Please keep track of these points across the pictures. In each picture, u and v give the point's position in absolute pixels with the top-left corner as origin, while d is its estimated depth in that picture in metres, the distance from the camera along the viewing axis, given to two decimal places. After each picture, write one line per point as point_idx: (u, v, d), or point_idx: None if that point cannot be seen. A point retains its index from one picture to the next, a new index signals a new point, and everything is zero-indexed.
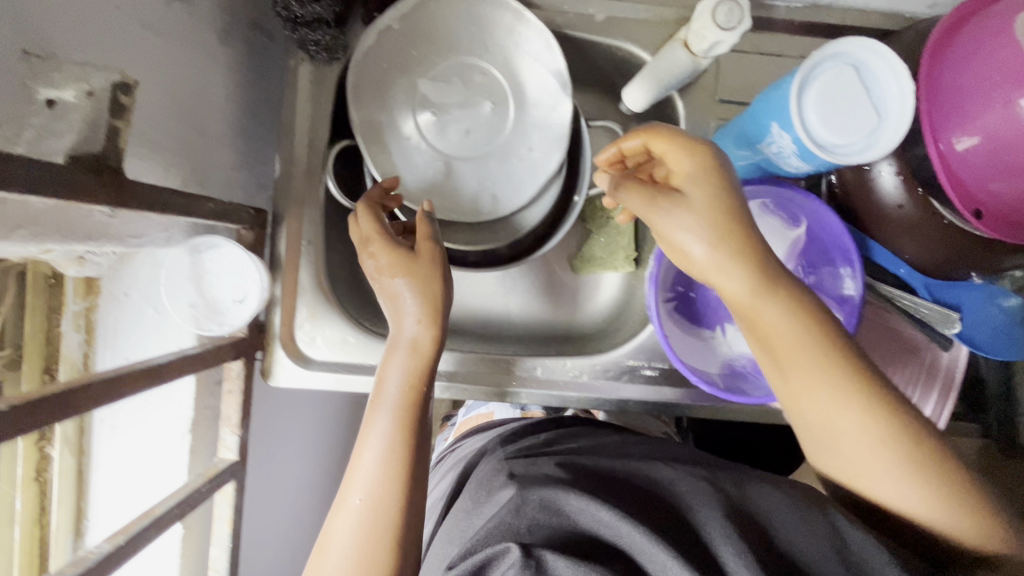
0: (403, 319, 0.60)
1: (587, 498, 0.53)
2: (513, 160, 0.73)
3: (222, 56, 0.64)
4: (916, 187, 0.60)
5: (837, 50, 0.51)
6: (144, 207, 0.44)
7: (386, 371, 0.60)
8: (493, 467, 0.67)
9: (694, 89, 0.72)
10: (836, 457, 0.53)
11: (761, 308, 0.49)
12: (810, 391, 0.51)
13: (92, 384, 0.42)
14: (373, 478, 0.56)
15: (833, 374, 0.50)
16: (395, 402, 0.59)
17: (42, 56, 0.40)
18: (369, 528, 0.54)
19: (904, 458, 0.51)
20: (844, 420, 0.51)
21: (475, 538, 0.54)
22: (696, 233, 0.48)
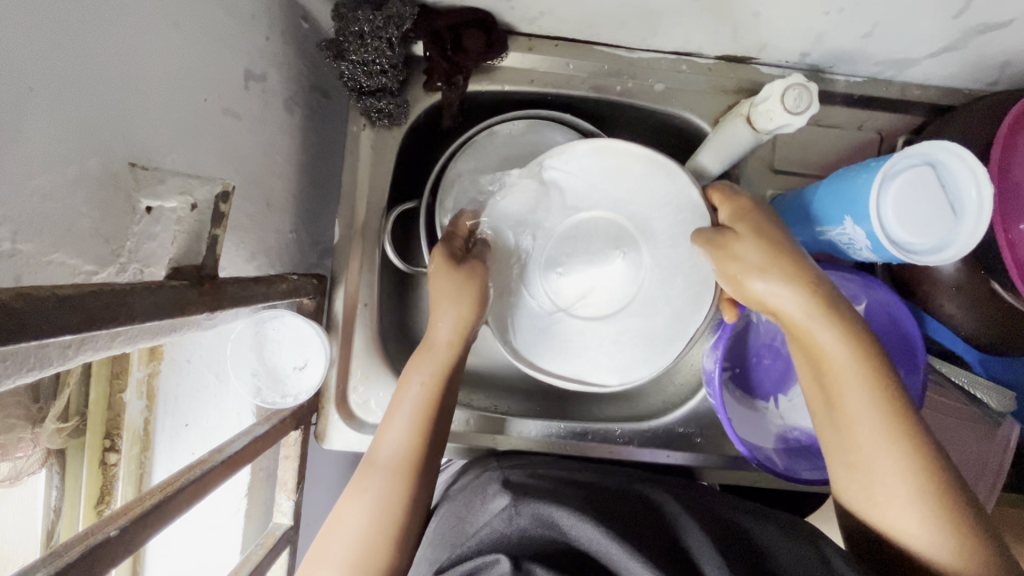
0: (435, 327, 0.61)
1: (581, 515, 0.51)
2: (655, 323, 0.63)
3: (288, 123, 0.65)
4: (980, 272, 0.60)
5: (918, 152, 0.52)
6: (232, 304, 0.44)
7: (400, 390, 0.59)
8: (488, 474, 0.63)
9: (751, 159, 0.72)
10: (882, 513, 0.49)
11: (839, 351, 0.50)
12: (862, 434, 0.49)
13: (184, 487, 0.42)
14: (366, 516, 0.53)
15: (889, 429, 0.49)
16: (390, 464, 0.56)
17: (146, 166, 0.40)
18: (370, 532, 0.53)
19: (937, 506, 0.47)
20: (899, 478, 0.48)
21: (466, 548, 0.51)
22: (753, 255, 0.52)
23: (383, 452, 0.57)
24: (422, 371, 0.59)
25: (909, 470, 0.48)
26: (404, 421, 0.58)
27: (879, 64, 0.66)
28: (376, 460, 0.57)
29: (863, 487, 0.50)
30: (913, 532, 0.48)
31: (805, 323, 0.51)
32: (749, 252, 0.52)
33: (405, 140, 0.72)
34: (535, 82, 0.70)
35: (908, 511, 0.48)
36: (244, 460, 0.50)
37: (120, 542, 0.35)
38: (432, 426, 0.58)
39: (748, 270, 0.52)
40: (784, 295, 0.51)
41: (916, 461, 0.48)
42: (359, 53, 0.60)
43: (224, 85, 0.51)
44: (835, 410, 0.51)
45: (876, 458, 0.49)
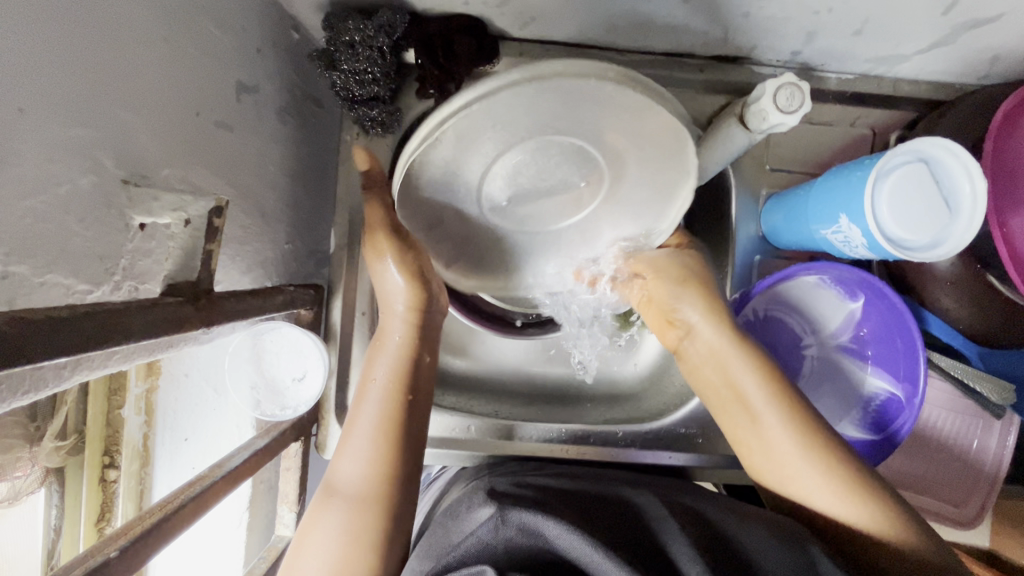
0: (393, 314, 0.63)
1: (567, 524, 0.49)
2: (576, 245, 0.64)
3: (281, 135, 0.64)
4: (973, 264, 0.61)
5: (911, 148, 0.51)
6: (228, 318, 0.44)
7: (360, 407, 0.59)
8: (474, 485, 0.62)
9: (744, 158, 0.72)
10: (793, 484, 0.56)
11: (727, 348, 0.60)
12: (760, 416, 0.57)
13: (184, 505, 0.41)
14: (335, 542, 0.51)
15: (777, 404, 0.57)
16: (355, 497, 0.54)
17: (139, 183, 0.40)
18: (348, 536, 0.52)
19: (853, 493, 0.53)
20: (795, 450, 0.55)
21: (451, 559, 0.50)
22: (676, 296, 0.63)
23: (342, 478, 0.55)
24: (379, 374, 0.60)
25: (803, 442, 0.55)
26: (364, 446, 0.56)
27: (870, 61, 0.66)
28: (336, 490, 0.55)
29: (786, 481, 0.56)
30: (820, 497, 0.54)
31: (721, 348, 0.60)
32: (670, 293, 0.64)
33: (399, 148, 0.72)
34: None
35: (824, 495, 0.54)
36: (245, 475, 0.50)
37: (120, 563, 0.34)
38: (402, 435, 0.57)
39: (686, 310, 0.63)
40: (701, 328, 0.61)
41: (821, 449, 0.54)
42: (350, 62, 0.61)
43: (217, 98, 0.50)
44: (734, 398, 0.59)
45: (786, 455, 0.56)
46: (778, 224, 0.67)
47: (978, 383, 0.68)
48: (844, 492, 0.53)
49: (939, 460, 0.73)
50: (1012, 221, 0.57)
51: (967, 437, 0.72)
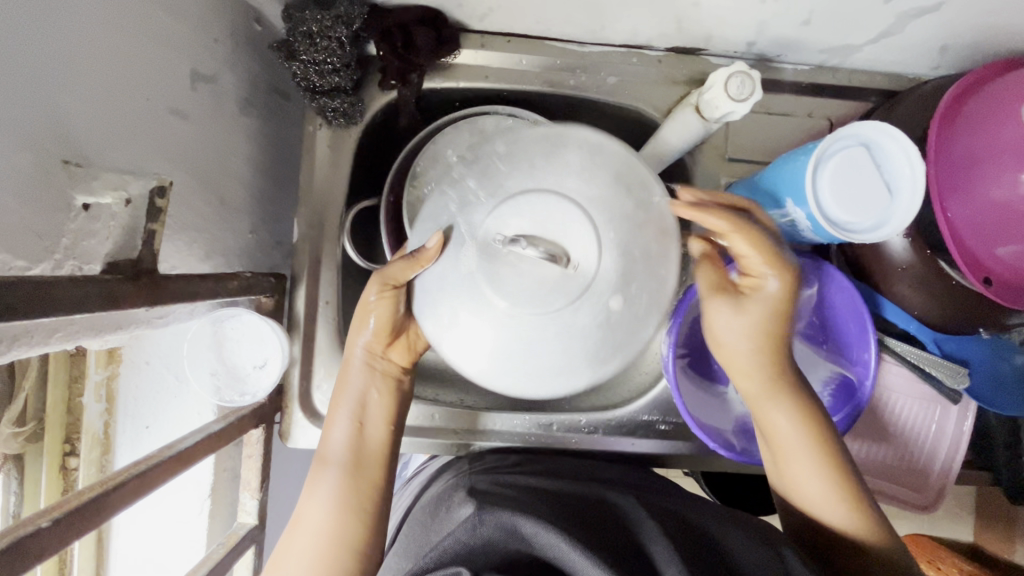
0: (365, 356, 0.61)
1: (543, 521, 0.51)
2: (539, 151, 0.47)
3: (243, 125, 0.65)
4: (925, 250, 0.62)
5: (854, 131, 0.53)
6: (175, 299, 0.45)
7: (336, 400, 0.61)
8: (454, 480, 0.64)
9: (704, 148, 0.73)
10: (792, 488, 0.58)
11: (755, 364, 0.57)
12: (774, 430, 0.58)
13: (125, 482, 0.42)
14: (326, 509, 0.56)
15: (795, 422, 0.57)
16: (342, 460, 0.58)
17: (80, 164, 0.41)
18: (330, 535, 0.55)
19: (848, 500, 0.56)
20: (804, 461, 0.57)
21: (429, 556, 0.51)
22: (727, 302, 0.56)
23: (332, 447, 0.59)
24: (346, 404, 0.60)
25: (813, 455, 0.56)
26: (348, 419, 0.60)
27: (824, 51, 0.68)
28: (328, 456, 0.59)
29: (785, 484, 0.59)
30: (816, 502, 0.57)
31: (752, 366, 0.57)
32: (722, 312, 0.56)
33: (363, 139, 0.72)
34: (489, 78, 0.71)
35: (828, 509, 0.56)
36: (195, 457, 0.50)
37: (51, 534, 0.35)
38: (368, 435, 0.60)
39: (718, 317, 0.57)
40: (734, 347, 0.57)
41: (837, 470, 0.56)
42: (309, 53, 0.61)
43: (168, 86, 0.51)
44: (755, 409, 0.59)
45: (804, 473, 0.57)
46: None
47: (931, 368, 0.69)
48: (847, 509, 0.56)
49: (900, 448, 0.75)
50: (954, 206, 0.58)
51: (925, 422, 0.74)
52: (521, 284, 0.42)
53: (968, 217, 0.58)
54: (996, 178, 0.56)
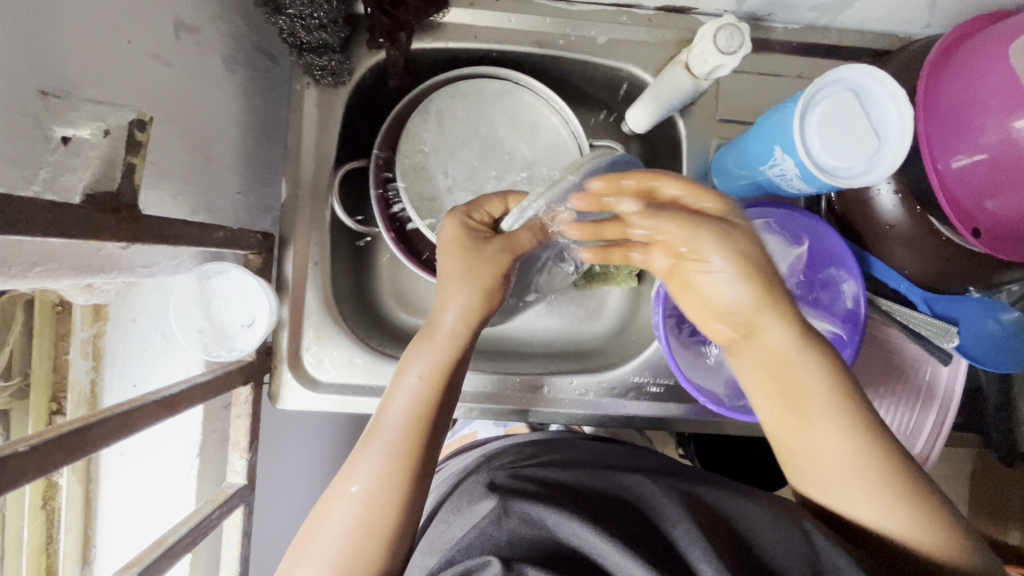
0: (445, 311, 0.57)
1: (568, 513, 0.50)
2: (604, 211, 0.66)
3: (230, 82, 0.64)
4: (914, 205, 0.61)
5: (839, 76, 0.52)
6: (157, 239, 0.45)
7: (409, 360, 0.56)
8: (476, 477, 0.62)
9: (695, 109, 0.72)
10: (832, 489, 0.53)
11: (761, 331, 0.51)
12: (818, 418, 0.52)
13: (106, 420, 0.42)
14: (378, 472, 0.52)
15: (835, 406, 0.51)
16: (399, 428, 0.54)
17: (58, 95, 0.41)
18: (361, 522, 0.50)
19: (903, 502, 0.50)
20: (850, 455, 0.51)
21: (456, 550, 0.50)
22: (715, 263, 0.47)
23: (391, 414, 0.54)
24: (419, 365, 0.56)
25: (860, 448, 0.51)
26: (418, 381, 0.55)
27: (813, 8, 0.68)
28: (382, 426, 0.54)
29: (824, 485, 0.53)
30: (857, 501, 0.51)
31: (796, 353, 0.51)
32: (777, 322, 0.50)
33: (352, 100, 0.72)
34: (478, 38, 0.70)
35: (875, 514, 0.51)
36: (179, 404, 0.50)
37: (28, 459, 0.35)
38: (437, 408, 0.55)
39: (773, 334, 0.50)
40: (781, 334, 0.50)
41: (885, 468, 0.50)
42: (295, 6, 0.59)
43: (152, 31, 0.50)
44: (783, 399, 0.53)
45: (844, 471, 0.51)
46: (724, 167, 0.68)
47: (924, 327, 0.69)
48: (902, 513, 0.50)
49: (894, 411, 0.74)
50: (947, 158, 0.57)
51: (917, 381, 0.74)
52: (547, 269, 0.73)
53: (958, 169, 0.56)
54: (986, 123, 0.54)
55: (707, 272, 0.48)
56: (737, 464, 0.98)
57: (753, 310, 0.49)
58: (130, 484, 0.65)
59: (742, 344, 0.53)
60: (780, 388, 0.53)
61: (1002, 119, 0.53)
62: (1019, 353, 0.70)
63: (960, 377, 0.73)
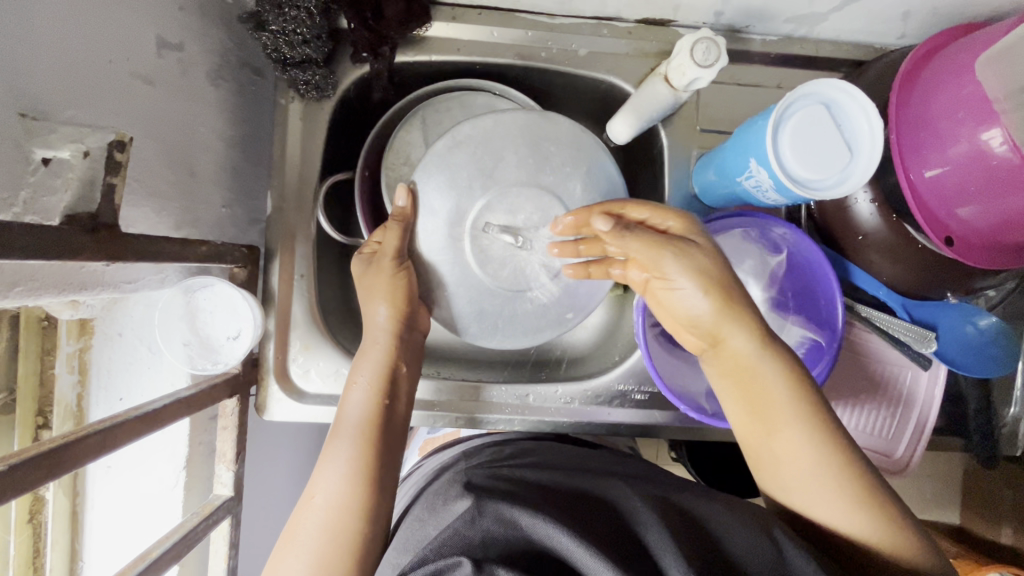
0: (375, 330, 0.63)
1: (541, 514, 0.51)
2: (503, 169, 0.61)
3: (215, 98, 0.65)
4: (890, 215, 0.63)
5: (809, 90, 0.54)
6: (139, 258, 0.45)
7: (354, 371, 0.62)
8: (450, 477, 0.63)
9: (676, 119, 0.73)
10: (790, 479, 0.55)
11: (726, 331, 0.55)
12: (771, 410, 0.55)
13: (88, 437, 0.43)
14: (341, 476, 0.56)
15: (783, 391, 0.54)
16: (353, 430, 0.59)
17: (39, 118, 0.42)
18: (331, 531, 0.53)
19: (858, 499, 0.52)
20: (806, 448, 0.54)
21: (429, 549, 0.50)
22: (677, 280, 0.53)
23: (345, 419, 0.60)
24: (363, 372, 0.62)
25: (812, 436, 0.54)
26: (362, 388, 0.61)
27: (790, 21, 0.69)
28: (340, 430, 0.59)
29: (783, 482, 0.56)
30: (801, 482, 0.54)
31: (755, 360, 0.55)
32: (694, 302, 0.54)
33: (337, 113, 0.73)
34: (461, 51, 0.71)
35: (839, 517, 0.53)
36: (162, 419, 0.50)
37: (8, 478, 0.36)
38: (387, 407, 0.61)
39: (689, 303, 0.54)
40: (742, 344, 0.55)
41: (825, 451, 0.53)
42: (279, 22, 0.60)
43: (133, 49, 0.51)
44: (750, 411, 0.56)
45: (797, 460, 0.54)
46: (705, 177, 0.69)
47: (902, 332, 0.70)
48: (861, 514, 0.52)
49: (873, 415, 0.76)
50: (920, 168, 0.58)
51: (898, 385, 0.75)
52: (506, 271, 0.62)
53: (931, 179, 0.57)
54: (958, 134, 0.55)
55: (675, 289, 0.54)
56: (725, 467, 0.99)
57: (722, 318, 0.54)
58: (116, 497, 0.66)
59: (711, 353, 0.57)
60: (731, 381, 0.57)
61: (972, 129, 0.53)
62: (996, 357, 0.71)
63: (942, 387, 0.74)
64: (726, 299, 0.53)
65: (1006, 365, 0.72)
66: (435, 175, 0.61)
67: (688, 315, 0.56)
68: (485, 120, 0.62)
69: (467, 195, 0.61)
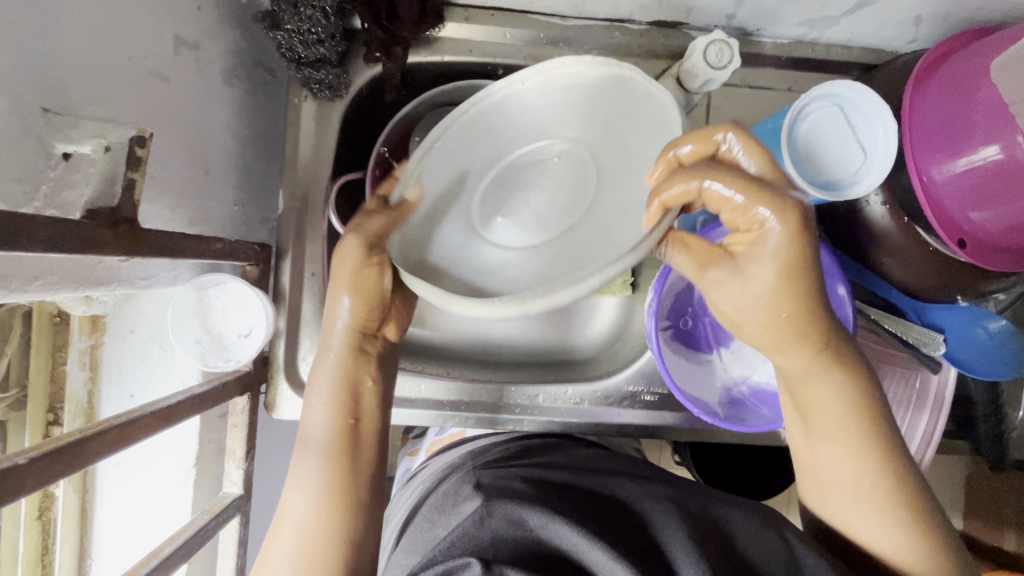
0: (330, 339, 0.57)
1: (553, 515, 0.51)
2: (579, 239, 0.51)
3: (228, 95, 0.65)
4: (902, 216, 0.62)
5: (827, 91, 0.54)
6: (157, 253, 0.46)
7: (312, 385, 0.57)
8: (460, 477, 0.62)
9: (686, 121, 0.74)
10: (840, 497, 0.54)
11: (812, 366, 0.52)
12: (826, 423, 0.53)
13: (105, 431, 0.43)
14: (312, 498, 0.53)
15: (847, 418, 0.52)
16: (321, 442, 0.55)
17: (61, 112, 0.42)
18: (304, 551, 0.51)
19: (911, 526, 0.51)
20: (852, 460, 0.52)
21: (436, 551, 0.50)
22: (744, 277, 0.49)
23: (309, 429, 0.56)
24: (322, 392, 0.56)
25: (862, 453, 0.52)
26: (325, 404, 0.56)
27: (802, 24, 0.69)
28: (308, 440, 0.55)
29: (829, 499, 0.55)
30: (849, 503, 0.53)
31: (807, 369, 0.52)
32: (787, 347, 0.52)
33: (349, 112, 0.73)
34: (474, 52, 0.71)
35: (888, 541, 0.51)
36: (176, 415, 0.50)
37: (28, 471, 0.36)
38: (354, 427, 0.56)
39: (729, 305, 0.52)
40: (821, 372, 0.53)
41: (884, 480, 0.52)
42: (294, 21, 0.60)
43: (152, 47, 0.51)
44: (798, 412, 0.55)
45: (838, 474, 0.53)
46: None
47: (910, 335, 0.71)
48: (910, 540, 0.50)
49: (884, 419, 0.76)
50: (933, 170, 0.58)
51: (906, 390, 0.75)
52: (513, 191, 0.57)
53: (944, 181, 0.57)
54: (971, 137, 0.55)
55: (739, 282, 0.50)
56: (731, 470, 0.99)
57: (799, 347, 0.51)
58: (124, 495, 0.65)
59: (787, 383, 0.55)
60: (819, 454, 0.54)
61: (986, 132, 0.54)
62: (1005, 360, 0.71)
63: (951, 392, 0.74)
64: (784, 311, 0.50)
65: (1017, 369, 0.71)
66: (447, 162, 0.54)
67: (735, 319, 0.53)
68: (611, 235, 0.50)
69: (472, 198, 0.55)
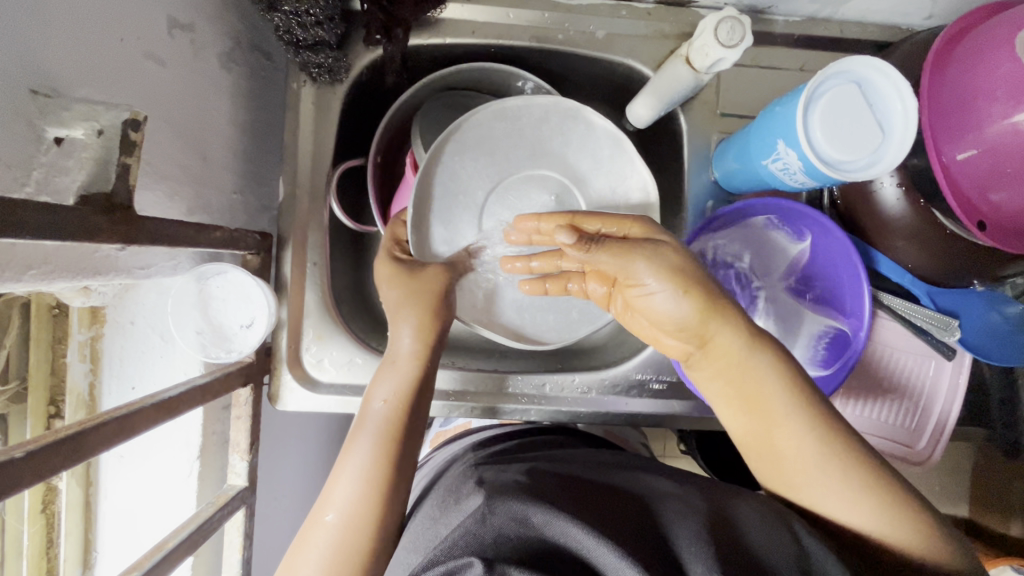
0: (398, 335, 0.59)
1: (556, 512, 0.49)
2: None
3: (225, 80, 0.63)
4: (919, 200, 0.60)
5: (840, 68, 0.52)
6: (155, 242, 0.44)
7: (373, 386, 0.58)
8: (464, 469, 0.62)
9: (695, 102, 0.72)
10: (801, 480, 0.52)
11: (747, 354, 0.53)
12: (767, 403, 0.53)
13: (105, 423, 0.42)
14: (356, 485, 0.52)
15: (793, 400, 0.52)
16: (378, 421, 0.55)
17: (51, 95, 0.41)
18: (338, 547, 0.50)
19: (873, 495, 0.49)
20: (804, 437, 0.51)
21: (439, 550, 0.48)
22: (649, 284, 0.51)
23: (370, 414, 0.56)
24: (385, 389, 0.57)
25: (815, 430, 0.51)
26: (386, 402, 0.56)
27: (815, 0, 0.67)
28: (366, 423, 0.56)
29: (792, 483, 0.53)
30: (806, 477, 0.51)
31: (747, 353, 0.53)
32: (727, 333, 0.53)
33: (349, 97, 0.71)
34: (476, 33, 0.69)
35: (851, 510, 0.50)
36: (179, 407, 0.49)
37: (26, 465, 0.35)
38: (407, 424, 0.56)
39: (655, 296, 0.52)
40: (730, 338, 0.53)
41: (829, 446, 0.51)
42: (291, 3, 0.58)
43: (145, 28, 0.49)
44: (743, 399, 0.55)
45: (787, 449, 0.52)
46: (727, 164, 0.67)
47: (923, 320, 0.69)
48: (868, 506, 0.49)
49: (895, 408, 0.75)
50: (952, 151, 0.56)
51: (920, 375, 0.74)
52: (515, 203, 0.65)
53: (964, 162, 0.56)
54: (992, 116, 0.53)
55: (648, 293, 0.52)
56: (737, 459, 0.98)
57: (717, 324, 0.53)
58: (128, 488, 0.65)
59: (700, 355, 0.56)
60: (777, 438, 0.53)
61: (1008, 110, 0.52)
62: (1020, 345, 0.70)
63: (967, 375, 0.73)
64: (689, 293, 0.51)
65: None
66: (463, 165, 0.64)
67: (653, 310, 0.53)
68: (596, 296, 0.69)
69: (476, 195, 0.65)
